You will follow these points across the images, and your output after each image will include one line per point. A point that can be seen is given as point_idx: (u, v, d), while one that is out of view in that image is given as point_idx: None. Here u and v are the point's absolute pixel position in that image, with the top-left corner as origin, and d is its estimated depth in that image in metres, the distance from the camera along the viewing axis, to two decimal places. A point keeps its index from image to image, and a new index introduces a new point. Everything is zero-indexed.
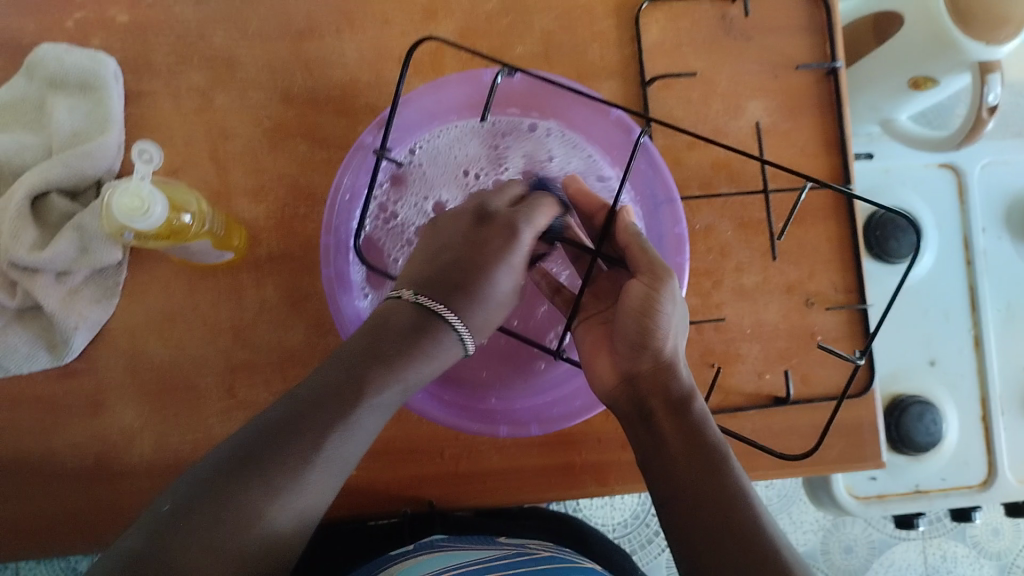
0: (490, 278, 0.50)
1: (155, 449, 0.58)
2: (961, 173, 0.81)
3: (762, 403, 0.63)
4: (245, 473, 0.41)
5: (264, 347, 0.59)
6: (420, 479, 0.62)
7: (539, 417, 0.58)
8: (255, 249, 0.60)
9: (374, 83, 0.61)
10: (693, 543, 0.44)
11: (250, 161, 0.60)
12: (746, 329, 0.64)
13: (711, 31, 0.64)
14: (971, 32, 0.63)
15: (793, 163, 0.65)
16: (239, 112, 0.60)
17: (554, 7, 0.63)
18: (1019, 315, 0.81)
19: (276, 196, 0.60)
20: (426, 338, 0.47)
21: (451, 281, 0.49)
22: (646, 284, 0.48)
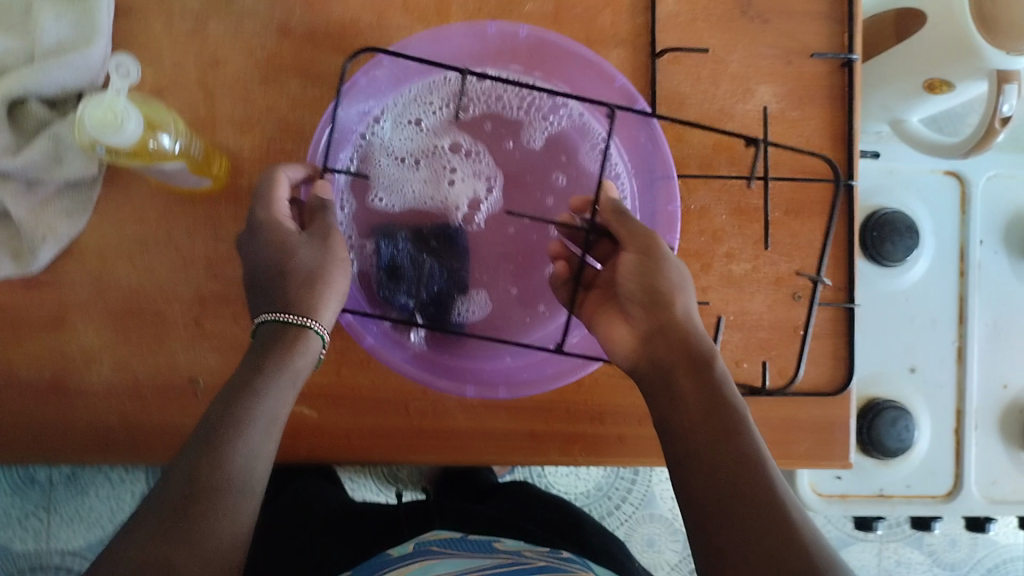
0: (286, 258, 0.48)
1: (116, 372, 0.57)
2: (966, 182, 0.80)
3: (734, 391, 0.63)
4: (167, 506, 0.41)
5: (235, 281, 0.58)
6: (384, 431, 0.61)
7: (509, 380, 0.57)
8: (236, 180, 0.58)
9: (376, 24, 0.59)
10: (707, 509, 0.41)
11: (239, 90, 0.58)
12: (728, 318, 0.63)
13: (729, 6, 0.62)
14: (996, 36, 0.61)
15: (797, 154, 0.63)
16: (233, 38, 0.58)
17: None
18: (1004, 331, 0.81)
19: (263, 129, 0.58)
20: (288, 335, 0.47)
21: (278, 270, 0.48)
22: (640, 254, 0.49)
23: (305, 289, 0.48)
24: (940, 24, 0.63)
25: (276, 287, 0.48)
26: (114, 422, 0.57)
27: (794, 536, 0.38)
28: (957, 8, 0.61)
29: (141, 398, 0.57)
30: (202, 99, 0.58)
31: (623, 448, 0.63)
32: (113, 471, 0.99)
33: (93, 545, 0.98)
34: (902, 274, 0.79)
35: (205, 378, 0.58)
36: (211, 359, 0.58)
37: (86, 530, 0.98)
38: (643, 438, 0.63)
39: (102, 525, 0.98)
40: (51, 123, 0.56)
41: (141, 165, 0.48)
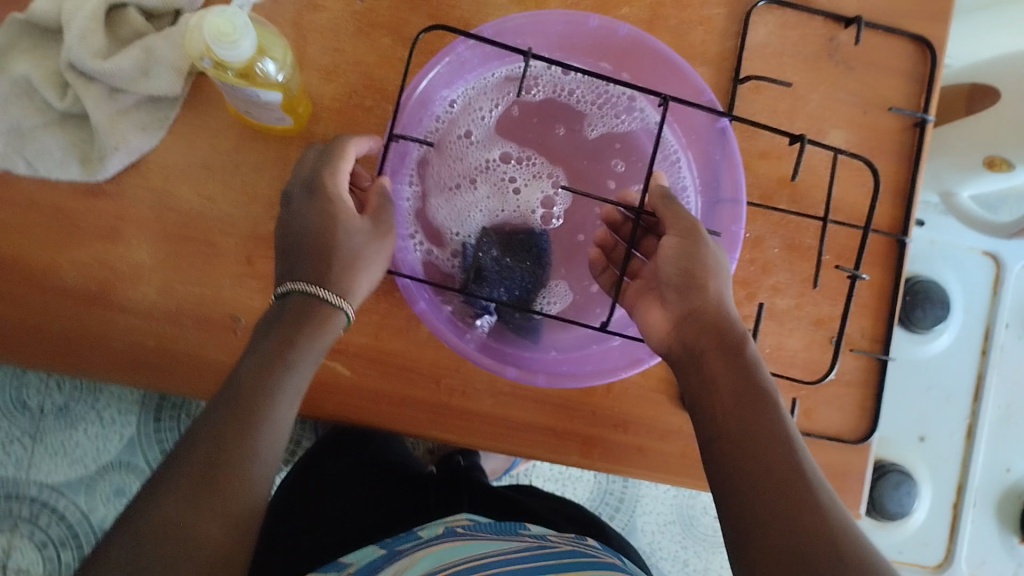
0: (341, 235, 0.48)
1: (160, 293, 0.57)
2: (1001, 265, 0.80)
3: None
4: (185, 468, 0.40)
5: None
6: (412, 403, 0.61)
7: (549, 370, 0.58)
8: (313, 125, 0.58)
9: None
10: (739, 487, 0.40)
11: (331, 39, 0.59)
12: (764, 351, 0.63)
13: (819, 48, 0.64)
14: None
15: (857, 202, 0.64)
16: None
17: None
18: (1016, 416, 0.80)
19: (347, 81, 0.59)
20: (320, 312, 0.47)
21: (326, 245, 0.48)
22: (683, 242, 0.50)
23: (349, 267, 0.49)
24: (1012, 103, 0.65)
25: (316, 266, 0.48)
26: (149, 345, 0.57)
27: (830, 529, 0.37)
28: None
29: (181, 324, 0.57)
30: (293, 40, 0.58)
31: (642, 459, 0.63)
32: (104, 410, 0.97)
33: (71, 482, 0.96)
34: (925, 344, 0.80)
35: (247, 315, 0.57)
36: (255, 298, 0.57)
37: (68, 465, 0.96)
38: (663, 454, 0.63)
39: (83, 463, 0.96)
40: (144, 34, 0.56)
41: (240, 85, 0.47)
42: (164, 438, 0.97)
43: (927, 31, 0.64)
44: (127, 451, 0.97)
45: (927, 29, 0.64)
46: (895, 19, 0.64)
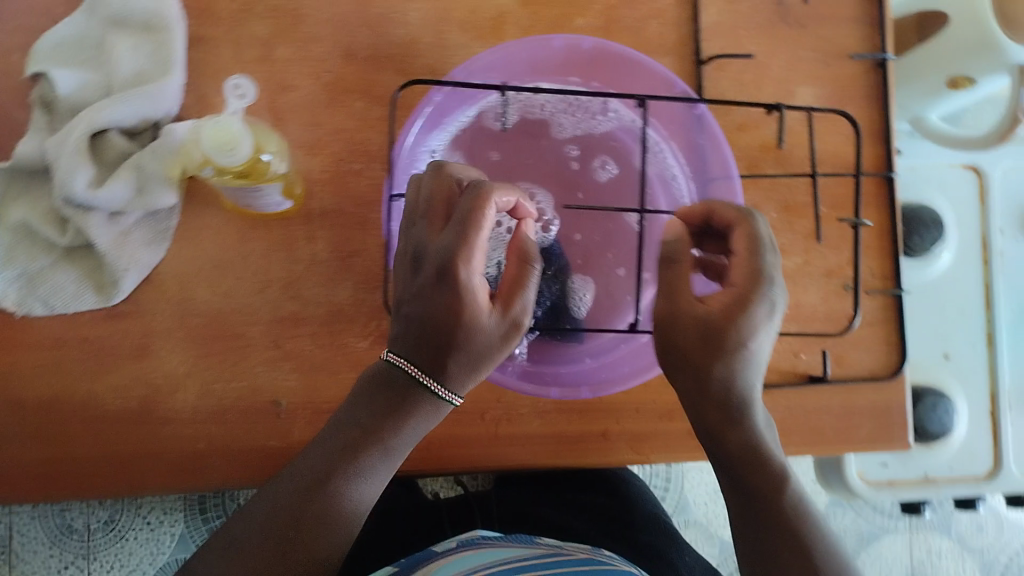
0: (466, 335, 0.45)
1: (199, 397, 0.57)
2: (983, 174, 0.83)
3: (797, 380, 0.64)
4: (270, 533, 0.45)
5: (313, 300, 0.59)
6: (464, 440, 0.62)
7: (590, 380, 0.59)
8: (309, 201, 0.60)
9: (436, 45, 0.62)
10: (755, 562, 0.48)
11: (308, 114, 0.60)
12: (784, 311, 0.65)
13: (765, 13, 0.66)
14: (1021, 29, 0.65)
15: (839, 151, 0.66)
16: (300, 64, 0.60)
17: None
18: None
19: (332, 150, 0.60)
20: (420, 403, 0.47)
21: (449, 338, 0.45)
22: (693, 336, 0.49)
23: (475, 363, 0.46)
24: (961, 23, 0.67)
25: (438, 357, 0.46)
26: (200, 448, 0.57)
27: None
28: (977, 7, 0.65)
29: (225, 420, 0.57)
30: (272, 123, 0.60)
31: (693, 443, 0.64)
32: (149, 514, 0.97)
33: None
34: (931, 265, 0.81)
35: (286, 399, 0.58)
36: (291, 378, 0.58)
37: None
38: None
39: (141, 570, 0.97)
40: (131, 154, 0.57)
41: (244, 184, 0.49)
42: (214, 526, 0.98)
43: None
44: (180, 548, 0.97)
45: None
46: None
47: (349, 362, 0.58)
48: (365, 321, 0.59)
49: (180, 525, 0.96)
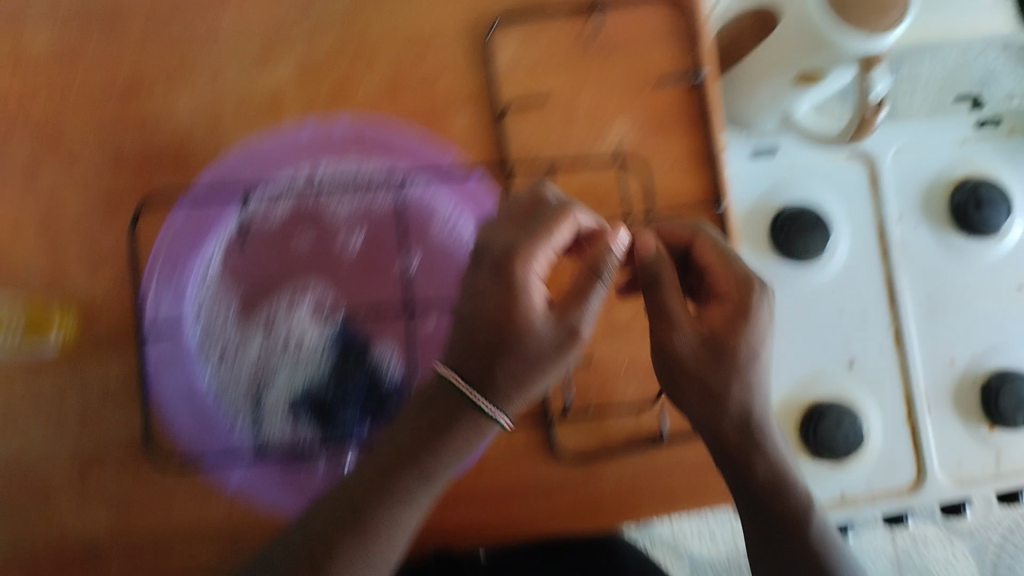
0: (523, 334, 0.44)
1: (10, 546, 0.52)
2: (873, 162, 0.76)
3: (636, 442, 0.59)
4: (333, 512, 0.45)
5: (112, 430, 0.54)
6: (471, 524, 0.57)
7: None
8: (93, 326, 0.54)
9: (208, 138, 0.55)
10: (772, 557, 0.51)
11: (84, 233, 0.54)
12: (620, 364, 0.59)
13: (572, 47, 0.59)
14: (844, 27, 0.59)
15: (663, 186, 0.59)
16: (67, 180, 0.55)
17: (399, 38, 0.57)
18: (941, 305, 0.76)
19: (114, 267, 0.54)
20: (474, 424, 0.44)
21: (503, 340, 0.44)
22: (700, 356, 0.49)
23: (525, 373, 0.44)
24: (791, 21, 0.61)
25: (487, 363, 0.44)
26: None
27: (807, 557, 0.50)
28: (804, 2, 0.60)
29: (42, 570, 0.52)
30: (49, 250, 0.54)
31: (528, 513, 0.57)
32: None
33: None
34: (822, 266, 0.75)
35: (101, 536, 0.52)
36: (102, 515, 0.53)
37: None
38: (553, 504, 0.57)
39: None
40: None
41: None
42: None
43: None
44: None
45: None
46: None
47: (167, 489, 0.53)
48: (170, 448, 0.54)
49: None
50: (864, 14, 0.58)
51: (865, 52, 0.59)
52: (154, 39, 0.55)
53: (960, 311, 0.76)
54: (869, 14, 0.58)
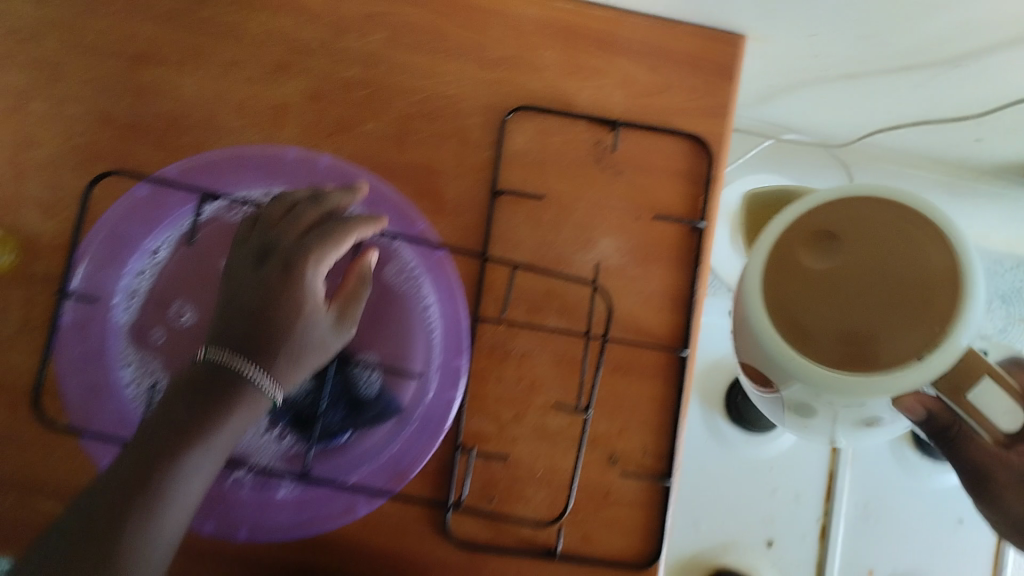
0: (294, 332, 0.47)
1: None
2: None
3: (531, 551, 0.58)
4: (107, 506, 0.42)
5: (13, 369, 0.54)
6: None
7: (258, 521, 0.51)
8: (30, 266, 0.54)
9: (205, 123, 0.55)
10: None
11: (50, 175, 0.54)
12: (536, 472, 0.58)
13: (582, 152, 0.58)
14: (877, 361, 0.37)
15: (632, 315, 0.58)
16: (51, 121, 0.54)
17: (418, 91, 0.57)
18: (875, 514, 0.76)
19: (69, 216, 0.54)
20: (245, 397, 0.45)
21: (279, 338, 0.46)
22: (929, 403, 0.41)
23: (305, 358, 0.47)
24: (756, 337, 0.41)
25: (261, 350, 0.46)
26: None
27: None
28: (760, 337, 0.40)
29: None
30: (8, 179, 0.54)
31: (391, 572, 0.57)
32: None
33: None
34: (772, 440, 0.76)
35: None
36: None
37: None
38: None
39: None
40: None
41: None
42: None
43: (702, 129, 0.58)
44: None
45: (698, 126, 0.58)
46: (668, 115, 0.58)
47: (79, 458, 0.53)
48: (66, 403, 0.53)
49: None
50: (830, 351, 0.38)
51: (950, 359, 0.36)
52: (182, 18, 0.55)
53: (896, 527, 0.76)
54: (891, 309, 0.37)
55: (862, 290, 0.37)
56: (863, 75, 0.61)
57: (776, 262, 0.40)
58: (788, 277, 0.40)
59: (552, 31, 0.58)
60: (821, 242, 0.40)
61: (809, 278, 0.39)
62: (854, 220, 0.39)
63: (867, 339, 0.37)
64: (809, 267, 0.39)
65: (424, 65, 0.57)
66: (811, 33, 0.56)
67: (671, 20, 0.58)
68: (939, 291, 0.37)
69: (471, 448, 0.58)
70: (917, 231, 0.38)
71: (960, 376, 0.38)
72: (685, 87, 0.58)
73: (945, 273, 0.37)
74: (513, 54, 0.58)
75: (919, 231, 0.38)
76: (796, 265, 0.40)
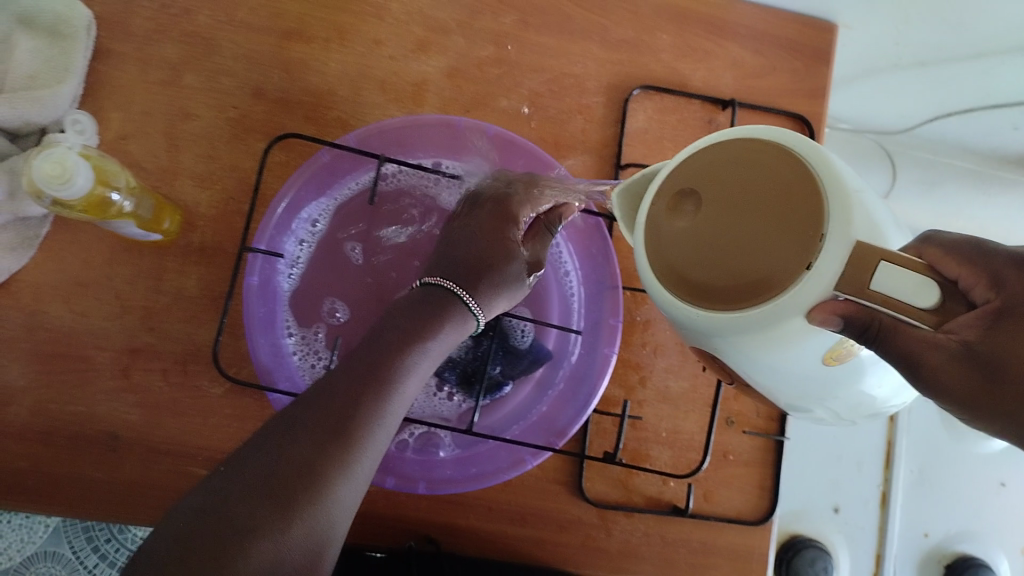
0: (503, 265, 0.49)
1: (32, 413, 0.54)
2: None
3: (658, 508, 0.61)
4: (260, 488, 0.36)
5: (171, 335, 0.55)
6: (509, 545, 0.60)
7: (431, 476, 0.54)
8: (187, 235, 0.56)
9: (351, 99, 0.59)
10: None
11: (205, 147, 0.57)
12: (660, 433, 0.62)
13: (697, 132, 0.62)
14: (758, 295, 0.30)
15: None
16: (206, 95, 0.57)
17: (547, 70, 0.61)
18: (930, 479, 0.83)
19: (224, 187, 0.57)
20: (456, 314, 0.46)
21: (485, 262, 0.49)
22: (969, 378, 0.29)
23: (504, 285, 0.49)
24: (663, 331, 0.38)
25: (473, 270, 0.48)
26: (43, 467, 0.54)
27: None
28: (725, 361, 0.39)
29: (53, 444, 0.54)
30: (165, 150, 0.56)
31: (528, 531, 0.60)
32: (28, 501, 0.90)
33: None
34: None
35: (124, 432, 0.55)
36: (132, 413, 0.55)
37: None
38: (562, 546, 0.61)
39: (7, 556, 0.90)
40: (8, 155, 0.54)
41: (86, 218, 0.44)
42: (90, 530, 0.90)
43: (804, 109, 0.63)
44: (52, 541, 0.90)
45: (801, 107, 0.63)
46: (774, 96, 0.63)
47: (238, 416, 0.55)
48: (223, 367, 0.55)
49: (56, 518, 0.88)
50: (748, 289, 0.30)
51: (846, 251, 0.28)
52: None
53: (948, 488, 0.83)
54: (765, 227, 0.29)
55: (734, 227, 0.30)
56: (932, 63, 0.70)
57: (650, 231, 0.32)
58: (662, 243, 0.32)
59: (669, 16, 0.62)
60: (680, 202, 0.31)
61: (679, 238, 0.31)
62: (722, 157, 0.31)
63: (722, 257, 0.30)
64: (678, 228, 0.31)
65: (553, 46, 0.61)
66: (902, 19, 0.64)
67: (774, 9, 0.64)
68: (804, 209, 0.29)
69: (602, 411, 0.61)
70: (771, 154, 0.31)
71: (859, 271, 0.28)
72: (787, 70, 0.64)
73: (812, 201, 0.29)
74: (633, 37, 0.62)
75: (771, 146, 0.31)
76: (664, 230, 0.32)
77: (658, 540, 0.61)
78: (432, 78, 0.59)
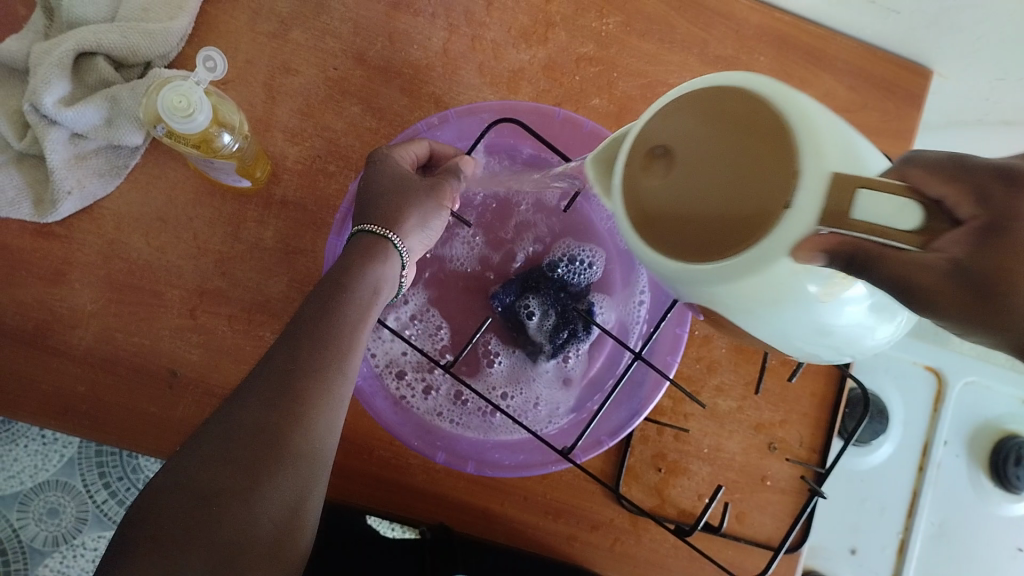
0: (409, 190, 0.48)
1: (96, 339, 0.54)
2: (933, 432, 0.83)
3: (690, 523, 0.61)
4: (235, 441, 0.37)
5: (242, 283, 0.56)
6: (542, 540, 0.60)
7: (480, 456, 0.56)
8: (272, 185, 0.57)
9: (448, 77, 0.59)
10: None
11: (301, 103, 0.57)
12: (703, 448, 0.62)
13: None
14: (734, 240, 0.30)
15: None
16: (310, 52, 0.58)
17: (644, 74, 0.61)
18: (948, 534, 0.83)
19: (313, 144, 0.57)
20: (376, 246, 0.45)
21: (386, 196, 0.47)
22: (961, 296, 0.26)
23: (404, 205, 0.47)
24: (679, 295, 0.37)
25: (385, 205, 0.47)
26: (95, 392, 0.54)
27: None
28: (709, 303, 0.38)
29: (112, 374, 0.54)
30: (263, 100, 0.57)
31: (558, 527, 0.60)
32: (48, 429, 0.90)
33: (5, 498, 0.90)
34: (867, 455, 0.82)
35: (183, 371, 0.55)
36: (194, 353, 0.55)
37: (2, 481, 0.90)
38: (590, 546, 0.60)
39: (19, 480, 0.90)
40: (112, 83, 0.55)
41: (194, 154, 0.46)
42: (104, 465, 0.90)
43: (890, 150, 0.64)
44: (65, 472, 0.90)
45: (887, 148, 0.64)
46: (863, 133, 0.63)
47: None
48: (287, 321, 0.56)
49: (70, 447, 0.89)
50: (724, 239, 0.30)
51: (822, 184, 0.28)
52: None
53: (964, 547, 0.84)
54: (733, 161, 0.30)
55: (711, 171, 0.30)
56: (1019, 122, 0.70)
57: (630, 192, 0.33)
58: (643, 201, 0.32)
59: (770, 38, 0.62)
60: (655, 160, 0.32)
61: (658, 192, 0.31)
62: (690, 110, 0.32)
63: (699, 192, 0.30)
64: (653, 185, 0.32)
65: (653, 52, 0.61)
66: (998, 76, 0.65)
67: (873, 46, 0.64)
68: (776, 145, 0.29)
69: (650, 420, 0.62)
70: (734, 99, 0.31)
71: (839, 201, 0.28)
72: (878, 109, 0.64)
73: (782, 132, 0.29)
74: (732, 55, 0.62)
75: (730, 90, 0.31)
76: (642, 187, 0.32)
77: (683, 552, 0.61)
78: (530, 67, 0.60)
